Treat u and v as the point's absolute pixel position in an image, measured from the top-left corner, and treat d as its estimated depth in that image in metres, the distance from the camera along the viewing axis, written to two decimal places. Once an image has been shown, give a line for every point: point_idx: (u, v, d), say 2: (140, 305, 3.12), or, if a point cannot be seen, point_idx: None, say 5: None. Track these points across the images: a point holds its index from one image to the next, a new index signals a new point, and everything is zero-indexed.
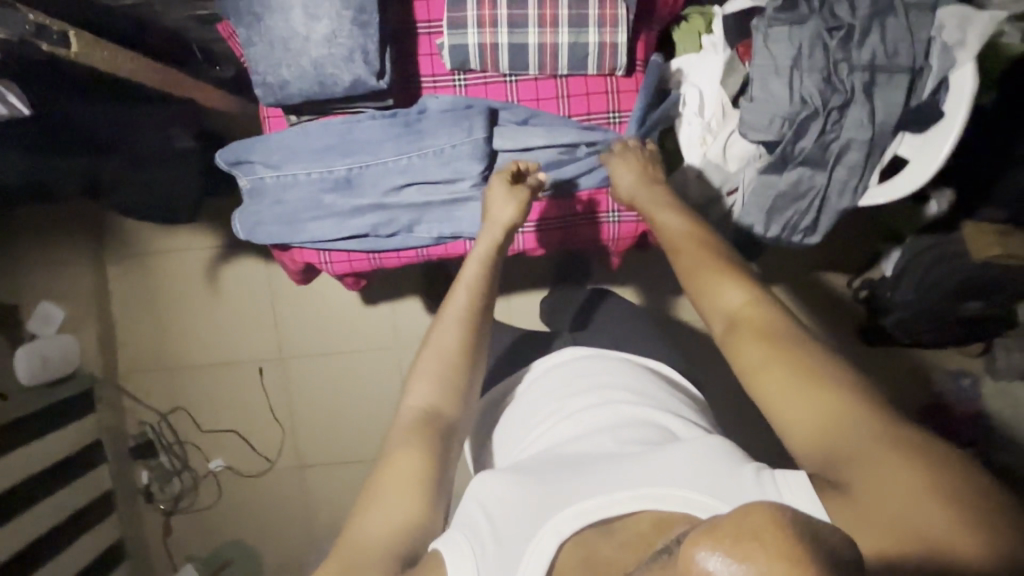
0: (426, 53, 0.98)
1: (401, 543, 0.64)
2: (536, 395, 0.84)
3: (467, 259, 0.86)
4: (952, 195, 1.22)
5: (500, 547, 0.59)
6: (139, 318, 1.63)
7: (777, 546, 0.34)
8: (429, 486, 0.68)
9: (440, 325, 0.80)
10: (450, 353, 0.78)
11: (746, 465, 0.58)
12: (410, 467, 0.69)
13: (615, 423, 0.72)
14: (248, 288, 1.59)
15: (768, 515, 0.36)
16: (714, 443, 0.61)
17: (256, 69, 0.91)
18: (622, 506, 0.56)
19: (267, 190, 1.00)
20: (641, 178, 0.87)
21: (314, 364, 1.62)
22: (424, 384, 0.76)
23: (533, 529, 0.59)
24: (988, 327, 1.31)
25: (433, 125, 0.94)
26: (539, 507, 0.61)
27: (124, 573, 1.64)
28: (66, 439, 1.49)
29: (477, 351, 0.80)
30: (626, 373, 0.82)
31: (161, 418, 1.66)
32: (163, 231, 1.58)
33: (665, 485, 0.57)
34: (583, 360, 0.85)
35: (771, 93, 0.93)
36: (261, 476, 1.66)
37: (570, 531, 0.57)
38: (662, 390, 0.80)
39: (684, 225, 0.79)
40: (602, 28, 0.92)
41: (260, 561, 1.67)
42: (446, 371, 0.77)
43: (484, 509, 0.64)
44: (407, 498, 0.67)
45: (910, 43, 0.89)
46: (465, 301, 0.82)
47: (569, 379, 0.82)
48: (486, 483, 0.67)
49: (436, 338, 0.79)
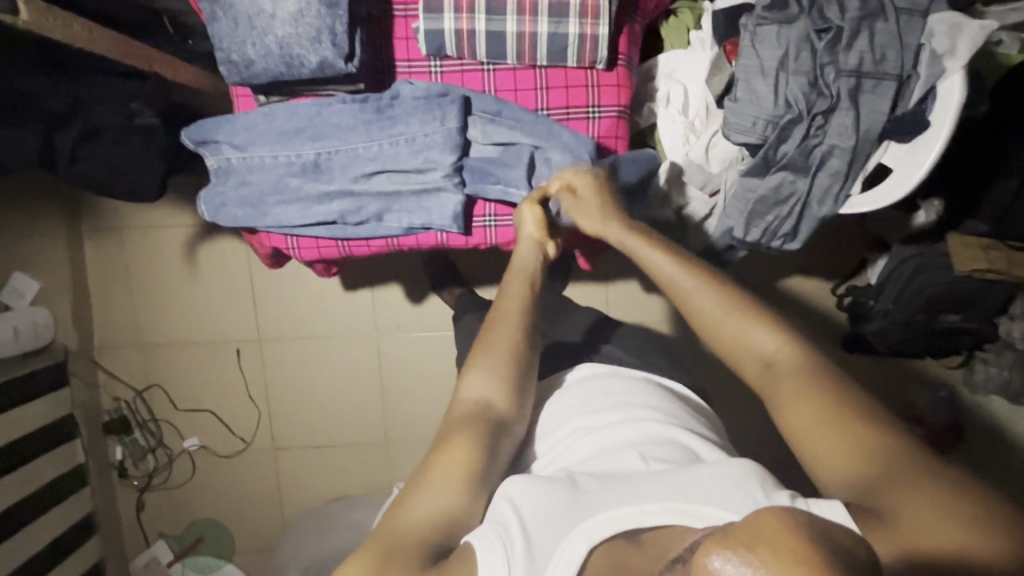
0: (402, 36, 0.97)
1: (435, 530, 0.61)
2: (551, 410, 0.79)
3: (509, 274, 0.83)
4: (941, 205, 1.17)
5: (529, 553, 0.56)
6: (116, 293, 1.61)
7: (788, 549, 0.36)
8: (471, 480, 0.65)
9: (496, 325, 0.78)
10: (503, 358, 0.75)
11: (778, 490, 0.57)
12: (461, 456, 0.66)
13: (639, 440, 0.69)
14: (226, 268, 1.57)
15: (780, 520, 0.38)
16: (746, 465, 0.60)
17: (221, 46, 0.90)
18: (654, 519, 0.56)
19: (233, 171, 0.98)
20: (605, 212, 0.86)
21: (293, 348, 1.60)
22: (481, 375, 0.74)
23: (562, 535, 0.57)
24: (961, 342, 1.30)
25: (405, 111, 0.93)
26: (569, 512, 0.59)
27: (94, 548, 1.63)
28: (35, 413, 1.48)
29: (530, 359, 0.77)
30: (653, 393, 0.78)
31: (137, 395, 1.65)
32: (141, 206, 1.55)
33: (701, 503, 0.56)
34: (610, 377, 0.81)
35: (754, 94, 0.92)
36: (236, 457, 1.66)
37: (600, 538, 0.56)
38: (686, 411, 0.77)
39: (664, 259, 0.77)
40: (582, 19, 0.90)
41: (232, 538, 1.69)
42: (509, 370, 0.75)
43: (518, 508, 0.60)
44: (453, 487, 0.64)
45: (899, 49, 0.86)
46: (521, 309, 0.79)
47: (597, 395, 0.78)
48: (516, 483, 0.64)
49: (491, 338, 0.77)
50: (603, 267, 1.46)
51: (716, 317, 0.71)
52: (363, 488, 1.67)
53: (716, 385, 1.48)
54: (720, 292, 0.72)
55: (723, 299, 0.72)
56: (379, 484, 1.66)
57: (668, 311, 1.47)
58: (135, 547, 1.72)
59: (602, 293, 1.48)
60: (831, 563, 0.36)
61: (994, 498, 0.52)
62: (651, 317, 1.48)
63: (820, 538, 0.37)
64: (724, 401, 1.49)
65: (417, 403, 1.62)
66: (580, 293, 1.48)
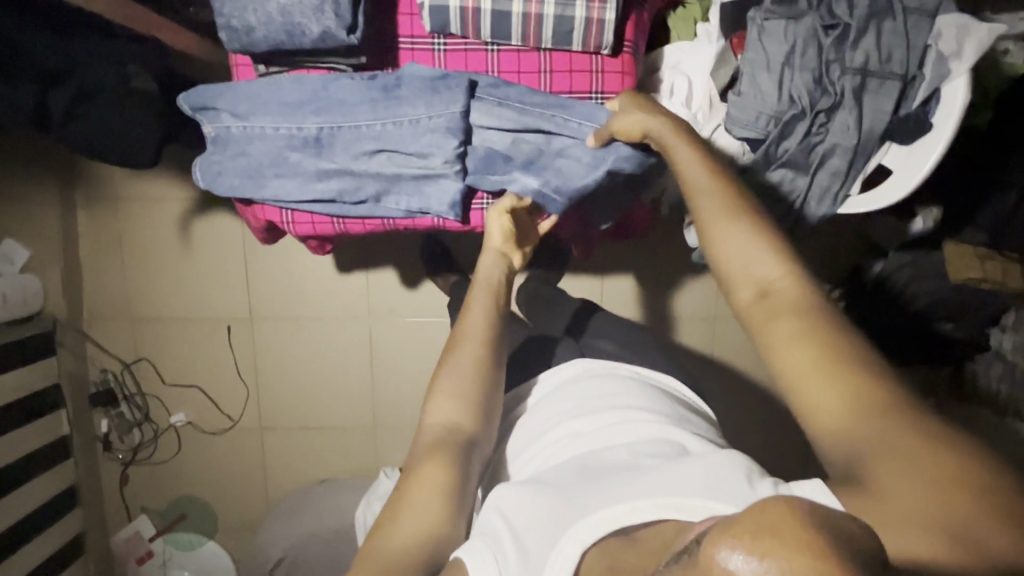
0: (406, 12, 0.96)
1: (425, 548, 0.60)
2: (542, 412, 0.78)
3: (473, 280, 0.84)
4: (938, 213, 1.15)
5: (522, 562, 0.55)
6: (106, 263, 1.59)
7: (797, 542, 0.35)
8: (454, 492, 0.65)
9: (462, 342, 0.76)
10: (472, 368, 0.74)
11: (761, 477, 0.57)
12: (438, 478, 0.65)
13: (629, 440, 0.67)
14: (220, 245, 1.56)
15: (783, 509, 0.37)
16: (730, 456, 0.59)
17: (222, 11, 0.89)
18: (644, 514, 0.54)
19: (231, 140, 0.97)
20: (646, 111, 0.84)
21: (283, 326, 1.59)
22: (446, 395, 0.73)
23: (553, 540, 0.56)
24: (955, 353, 1.29)
25: (410, 91, 0.92)
26: (561, 518, 0.57)
27: (76, 518, 1.63)
28: (20, 380, 1.46)
29: (497, 358, 0.77)
30: (643, 392, 0.76)
31: (124, 368, 1.63)
32: (135, 178, 1.53)
33: (691, 496, 0.54)
34: (596, 379, 0.79)
35: (760, 89, 0.91)
36: (222, 435, 1.65)
37: (594, 540, 0.54)
38: (681, 410, 0.75)
39: (701, 168, 0.75)
40: (589, 3, 0.89)
41: (216, 514, 1.69)
42: (474, 388, 0.73)
43: (510, 521, 0.60)
44: (433, 504, 0.64)
45: (906, 49, 0.86)
46: (485, 320, 0.79)
47: (583, 396, 0.76)
48: (505, 492, 0.64)
49: (457, 356, 0.75)
50: (600, 260, 1.46)
51: (719, 257, 0.70)
52: (348, 470, 1.66)
53: (707, 382, 1.50)
54: (733, 217, 0.70)
55: (725, 208, 0.71)
56: (366, 466, 1.66)
57: (662, 307, 1.48)
58: (118, 521, 1.71)
59: (598, 286, 1.48)
60: (834, 549, 0.35)
61: (997, 492, 0.50)
62: (646, 311, 1.49)
63: (824, 527, 0.36)
64: (714, 400, 1.50)
65: (409, 389, 1.61)
66: (574, 285, 1.48)
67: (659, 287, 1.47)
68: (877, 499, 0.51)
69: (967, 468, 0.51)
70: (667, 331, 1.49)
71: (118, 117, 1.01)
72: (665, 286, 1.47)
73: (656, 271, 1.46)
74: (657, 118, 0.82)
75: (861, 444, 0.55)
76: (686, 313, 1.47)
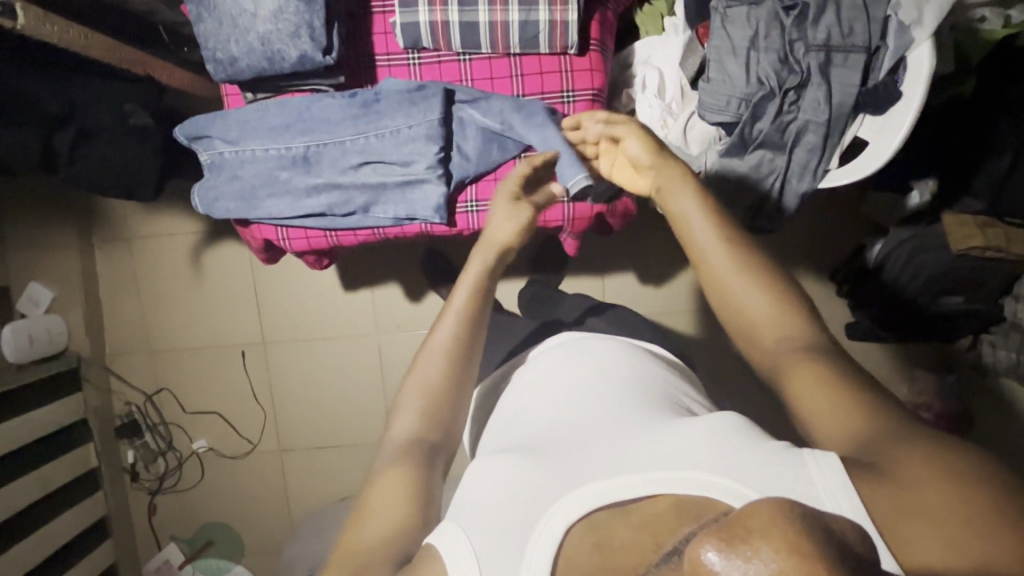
0: (380, 32, 1.01)
1: (395, 544, 0.62)
2: (526, 382, 0.79)
3: (456, 283, 0.78)
4: (934, 184, 1.16)
5: (505, 535, 0.55)
6: (124, 298, 1.66)
7: (780, 540, 0.36)
8: (414, 498, 0.65)
9: (421, 358, 0.74)
10: (433, 387, 0.72)
11: (765, 443, 0.56)
12: (400, 480, 0.66)
13: (613, 407, 0.67)
14: (230, 273, 1.62)
15: (771, 507, 0.38)
16: (718, 423, 0.58)
17: (207, 45, 0.95)
18: (634, 491, 0.54)
19: (225, 165, 1.02)
20: (649, 143, 0.75)
21: (296, 348, 1.64)
22: (408, 413, 0.71)
23: (540, 514, 0.56)
24: (966, 324, 1.26)
25: (391, 105, 0.96)
26: (546, 490, 0.57)
27: (108, 549, 1.67)
28: (50, 417, 1.53)
29: (473, 347, 0.75)
30: (627, 359, 0.77)
31: (146, 399, 1.69)
32: (149, 216, 1.61)
33: (677, 469, 0.54)
34: (583, 343, 0.81)
35: (727, 73, 0.94)
36: (242, 457, 1.69)
37: (576, 516, 0.54)
38: (668, 379, 0.76)
39: (700, 204, 0.70)
40: (551, 6, 0.93)
41: (239, 538, 1.71)
42: (439, 403, 0.72)
43: (489, 491, 0.60)
44: (396, 505, 0.64)
45: (866, 22, 0.88)
46: (449, 335, 0.74)
47: (566, 362, 0.78)
48: (493, 466, 0.63)
49: (419, 369, 0.74)
50: (599, 258, 1.48)
51: (690, 234, 0.70)
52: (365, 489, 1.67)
53: (717, 373, 1.49)
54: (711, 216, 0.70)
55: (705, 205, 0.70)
56: None
57: (665, 301, 1.48)
58: (147, 550, 1.74)
59: (601, 283, 1.49)
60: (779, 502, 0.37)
61: (972, 449, 0.50)
62: (649, 304, 1.49)
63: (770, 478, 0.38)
64: (725, 391, 1.49)
65: None
66: (576, 284, 1.49)
67: (660, 281, 1.48)
68: (866, 462, 0.51)
69: (950, 436, 0.51)
70: (670, 323, 1.49)
71: (122, 154, 1.08)
72: (665, 278, 1.48)
73: (655, 265, 1.47)
74: (676, 168, 0.73)
75: (839, 408, 0.57)
76: (688, 305, 1.48)
